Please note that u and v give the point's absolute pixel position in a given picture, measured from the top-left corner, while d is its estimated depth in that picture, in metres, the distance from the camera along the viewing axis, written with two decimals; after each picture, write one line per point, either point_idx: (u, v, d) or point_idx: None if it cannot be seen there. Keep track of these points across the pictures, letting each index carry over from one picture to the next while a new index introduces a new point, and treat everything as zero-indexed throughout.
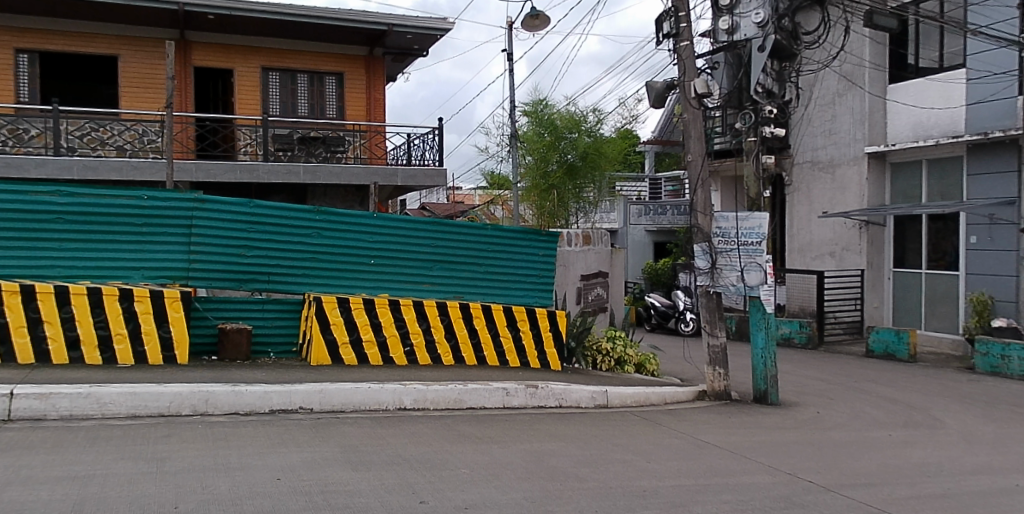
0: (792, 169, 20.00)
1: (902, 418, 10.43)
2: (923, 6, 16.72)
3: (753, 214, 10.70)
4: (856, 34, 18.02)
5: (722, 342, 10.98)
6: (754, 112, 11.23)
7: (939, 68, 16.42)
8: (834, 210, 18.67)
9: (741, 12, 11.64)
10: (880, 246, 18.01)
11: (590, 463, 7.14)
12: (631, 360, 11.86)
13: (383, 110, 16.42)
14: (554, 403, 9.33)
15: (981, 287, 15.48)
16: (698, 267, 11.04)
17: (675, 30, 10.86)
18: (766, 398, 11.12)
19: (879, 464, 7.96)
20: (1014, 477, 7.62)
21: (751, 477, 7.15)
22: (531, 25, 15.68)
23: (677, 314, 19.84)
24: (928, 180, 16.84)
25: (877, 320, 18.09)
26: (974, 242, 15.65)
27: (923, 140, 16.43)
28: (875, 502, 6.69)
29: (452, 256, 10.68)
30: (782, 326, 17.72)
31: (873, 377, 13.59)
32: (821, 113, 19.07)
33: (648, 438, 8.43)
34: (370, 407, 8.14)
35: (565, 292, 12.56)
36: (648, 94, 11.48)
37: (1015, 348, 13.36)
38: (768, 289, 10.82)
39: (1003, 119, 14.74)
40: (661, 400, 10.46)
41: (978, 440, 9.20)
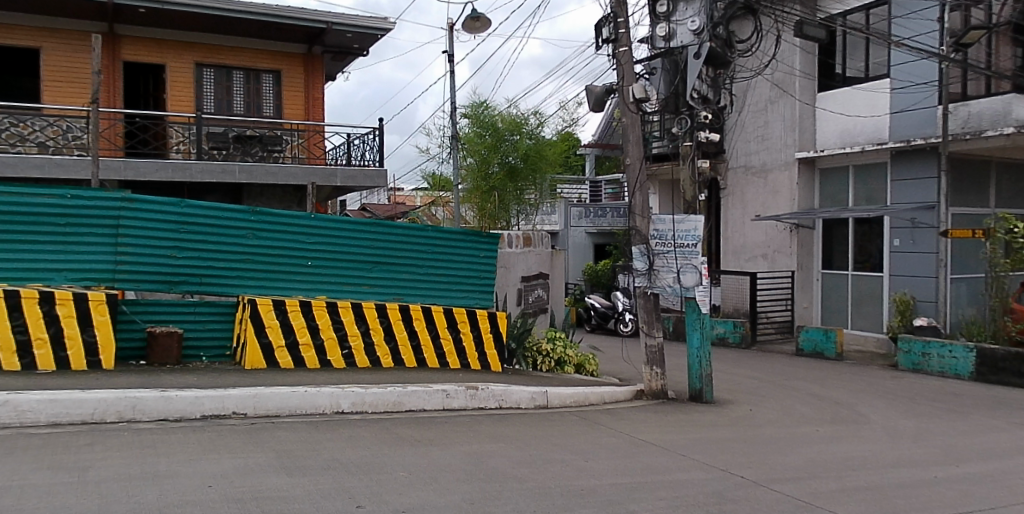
0: (726, 173, 20.45)
1: (829, 414, 10.81)
2: (851, 18, 17.33)
3: (689, 216, 10.96)
4: (788, 44, 18.55)
5: (660, 343, 11.16)
6: (690, 117, 11.48)
7: (864, 77, 17.05)
8: (767, 213, 19.18)
9: (678, 20, 11.80)
10: (810, 249, 18.57)
11: (530, 463, 7.21)
12: (571, 361, 12.00)
13: (321, 109, 16.24)
14: (494, 404, 9.38)
15: (904, 288, 16.16)
16: (635, 268, 11.25)
17: (613, 36, 11.02)
18: (702, 396, 11.37)
19: (808, 459, 8.24)
20: (935, 470, 7.96)
21: (686, 474, 7.32)
22: (472, 27, 15.70)
23: (616, 315, 20.10)
24: (855, 185, 17.46)
25: (807, 320, 18.66)
26: (897, 245, 16.32)
27: (850, 146, 17.05)
28: (803, 496, 6.92)
29: (392, 257, 10.62)
30: (717, 326, 18.13)
31: (804, 375, 14.02)
32: (754, 119, 19.55)
33: (586, 438, 8.54)
34: (306, 411, 8.04)
35: (505, 293, 12.65)
36: (587, 97, 11.64)
37: (934, 346, 14.01)
38: (704, 290, 11.03)
39: (925, 128, 15.50)
40: (600, 400, 10.59)
41: (900, 435, 9.60)
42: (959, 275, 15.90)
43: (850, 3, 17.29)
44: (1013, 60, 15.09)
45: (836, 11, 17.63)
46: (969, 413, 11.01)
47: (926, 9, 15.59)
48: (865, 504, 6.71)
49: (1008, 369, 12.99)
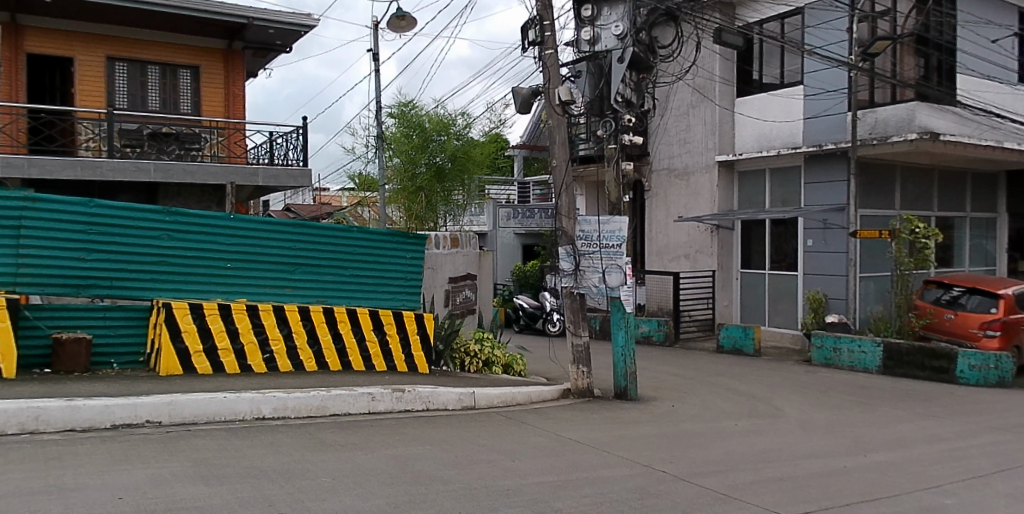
0: (651, 175, 20.86)
1: (747, 408, 11.16)
2: (767, 26, 17.94)
3: (614, 217, 11.17)
4: (707, 50, 19.06)
5: (586, 342, 11.32)
6: (614, 120, 11.69)
7: (779, 84, 17.68)
8: (689, 214, 19.66)
9: (602, 24, 11.94)
10: (730, 249, 19.11)
11: (455, 465, 7.22)
12: (498, 361, 12.07)
13: (241, 107, 15.91)
14: (420, 406, 9.36)
15: (817, 286, 16.81)
16: (562, 269, 11.39)
17: (540, 38, 11.14)
18: (626, 394, 11.58)
19: (727, 453, 8.50)
20: (844, 459, 8.33)
21: (610, 471, 7.46)
22: (398, 26, 15.60)
23: (544, 315, 20.27)
24: (771, 188, 18.07)
25: (727, 318, 19.18)
26: (811, 245, 16.98)
27: (767, 149, 17.64)
28: (722, 488, 7.14)
29: (315, 259, 10.48)
30: (641, 325, 18.47)
31: (723, 371, 14.44)
32: (676, 122, 20.00)
33: (512, 437, 8.61)
34: (225, 417, 7.87)
35: (433, 294, 12.56)
36: (514, 99, 11.71)
37: (845, 341, 14.63)
38: (628, 289, 11.25)
39: (835, 134, 16.23)
40: (527, 399, 10.66)
41: (813, 427, 9.99)
42: (868, 273, 16.65)
43: (766, 12, 17.91)
44: (916, 70, 15.83)
45: (753, 19, 18.22)
46: (876, 405, 11.55)
47: (836, 19, 16.29)
48: (779, 495, 6.98)
49: (912, 362, 13.72)
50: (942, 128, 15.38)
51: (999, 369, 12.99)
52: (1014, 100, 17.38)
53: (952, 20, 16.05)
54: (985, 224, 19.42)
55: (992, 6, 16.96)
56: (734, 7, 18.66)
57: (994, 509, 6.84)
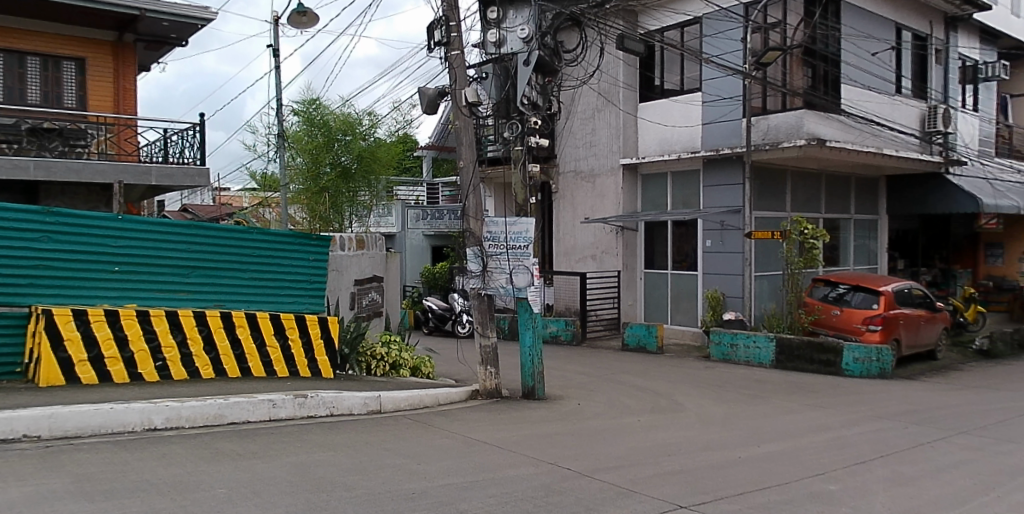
0: (558, 177, 21.15)
1: (649, 404, 11.45)
2: (668, 35, 18.49)
3: (521, 219, 11.28)
4: (611, 56, 19.41)
5: (493, 342, 11.35)
6: (520, 122, 11.73)
7: (679, 90, 18.24)
8: (595, 216, 20.01)
9: (508, 26, 12.04)
10: (634, 250, 19.54)
11: (359, 470, 7.13)
12: (406, 364, 12.02)
13: (132, 102, 15.28)
14: (324, 412, 9.19)
15: (716, 285, 17.42)
16: (470, 270, 11.39)
17: (446, 39, 11.10)
18: (534, 393, 11.65)
19: (629, 448, 8.70)
20: (739, 451, 8.66)
21: (516, 470, 7.52)
22: (299, 22, 15.26)
23: (454, 317, 20.23)
24: (672, 190, 18.64)
25: (631, 316, 19.61)
26: (709, 245, 17.59)
27: (668, 154, 18.23)
28: (624, 483, 7.31)
29: (211, 262, 10.11)
30: (550, 325, 18.66)
31: (628, 369, 14.77)
32: (582, 126, 20.33)
33: (419, 441, 8.56)
34: (112, 430, 7.52)
35: (338, 297, 12.31)
36: (420, 99, 11.65)
37: (741, 337, 15.22)
38: (535, 290, 11.34)
39: (732, 139, 16.90)
40: (435, 401, 10.61)
41: (711, 420, 10.35)
42: (763, 272, 17.38)
43: (666, 20, 18.46)
44: (804, 80, 16.62)
45: (654, 27, 18.75)
46: (770, 397, 12.06)
47: (731, 29, 16.99)
48: (678, 487, 7.19)
49: (802, 356, 14.41)
50: (827, 135, 16.27)
51: (880, 361, 13.75)
52: (893, 109, 18.49)
53: (836, 33, 16.97)
54: (868, 225, 20.59)
55: (873, 21, 18.00)
56: (636, 15, 19.14)
57: (875, 492, 7.25)
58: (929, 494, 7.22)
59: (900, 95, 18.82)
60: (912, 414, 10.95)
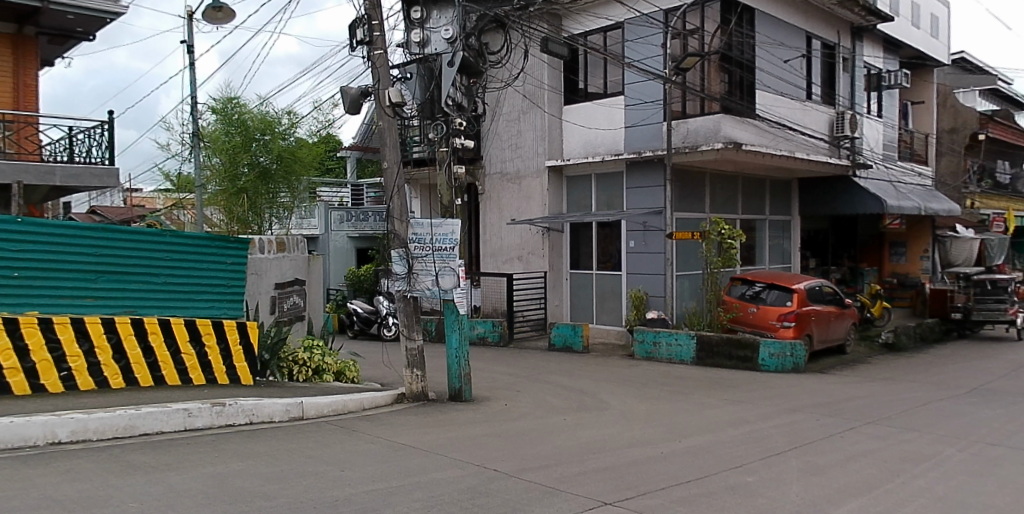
0: (484, 179, 21.13)
1: (575, 403, 11.54)
2: (591, 39, 18.70)
3: (446, 220, 11.22)
4: (535, 58, 19.46)
5: (419, 345, 11.22)
6: (445, 123, 11.70)
7: (603, 93, 18.48)
8: (521, 217, 20.06)
9: (432, 27, 11.92)
10: (560, 251, 19.67)
11: (280, 479, 6.94)
12: (330, 368, 11.80)
13: (33, 98, 14.53)
14: (243, 420, 8.92)
15: (639, 284, 17.72)
16: (394, 272, 11.25)
17: (368, 38, 10.92)
18: (460, 395, 11.57)
19: (556, 447, 8.73)
20: (662, 446, 8.80)
21: (442, 473, 7.45)
22: (214, 18, 14.80)
23: (379, 320, 19.95)
24: (597, 192, 18.90)
25: (557, 317, 19.72)
26: (633, 246, 17.87)
27: (592, 156, 18.45)
28: (550, 482, 7.33)
29: (121, 266, 9.67)
30: (476, 326, 18.57)
31: (554, 368, 14.85)
32: (507, 127, 20.37)
33: (342, 446, 8.39)
34: (11, 444, 7.14)
35: (257, 301, 11.98)
36: (342, 99, 11.41)
37: (663, 335, 15.49)
38: (461, 292, 11.30)
39: (653, 141, 17.22)
40: (359, 406, 10.42)
41: (635, 417, 10.49)
42: (683, 272, 17.77)
43: (589, 24, 18.67)
44: (722, 85, 17.06)
45: (577, 31, 18.94)
46: (691, 393, 12.31)
47: (652, 35, 17.32)
48: (603, 484, 7.26)
49: (721, 353, 14.77)
50: (743, 138, 16.74)
51: (794, 356, 14.35)
52: (804, 114, 19.16)
53: (750, 40, 17.48)
54: (782, 225, 21.29)
55: (785, 29, 18.61)
56: (559, 19, 19.28)
57: (790, 483, 7.47)
58: (841, 483, 7.49)
59: (811, 101, 19.51)
60: (824, 406, 11.36)
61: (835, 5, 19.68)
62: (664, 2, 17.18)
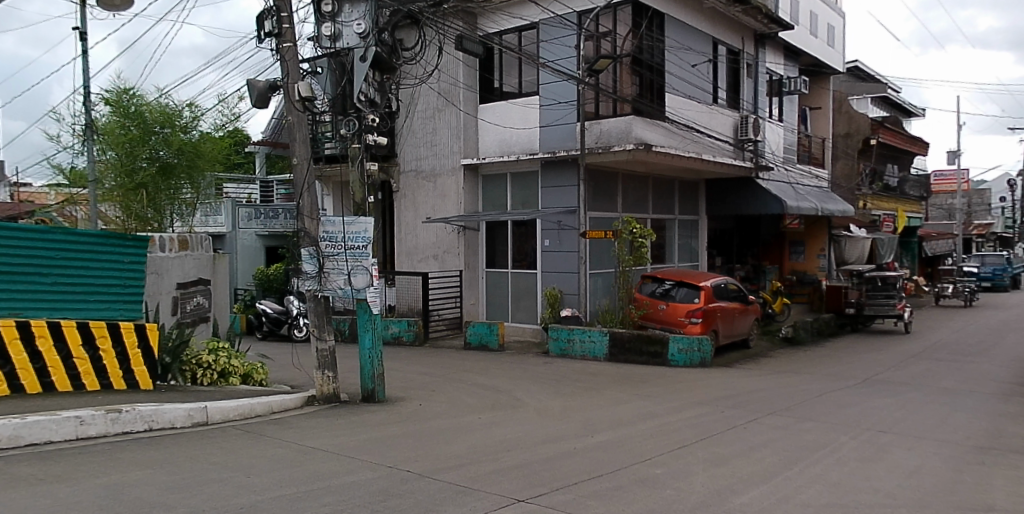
0: (398, 177, 20.88)
1: (489, 401, 11.50)
2: (506, 38, 18.70)
3: (359, 218, 10.97)
4: (449, 56, 19.33)
5: (331, 346, 10.94)
6: (357, 119, 11.40)
7: (518, 93, 18.52)
8: (436, 216, 19.90)
9: (344, 20, 11.64)
10: (475, 249, 19.58)
11: (181, 487, 6.63)
12: (236, 371, 11.38)
13: None
14: (142, 427, 8.50)
15: (554, 282, 17.85)
16: (304, 272, 10.90)
17: (277, 30, 10.58)
18: (374, 396, 11.30)
19: (470, 446, 8.66)
20: (575, 442, 8.86)
21: (353, 476, 7.27)
22: (110, 4, 14.05)
23: (289, 320, 19.43)
24: (511, 191, 18.94)
25: (472, 315, 19.62)
26: (547, 245, 17.99)
27: (506, 155, 18.49)
28: (464, 481, 7.25)
29: (8, 266, 9.04)
30: (391, 325, 18.25)
31: (469, 367, 14.78)
32: (422, 125, 20.18)
33: (249, 452, 8.09)
34: None
35: (158, 302, 11.42)
36: (249, 92, 10.98)
37: (577, 332, 15.59)
38: (374, 291, 11.09)
39: (567, 142, 17.41)
40: (268, 410, 10.06)
41: (548, 414, 10.52)
42: (597, 270, 18.01)
43: (504, 24, 18.67)
44: (633, 87, 17.34)
45: (492, 30, 18.90)
46: (604, 389, 12.47)
47: (566, 36, 17.49)
48: (516, 482, 7.23)
49: (633, 349, 15.04)
50: (653, 140, 17.12)
51: (701, 351, 14.65)
52: (711, 117, 19.72)
53: (660, 44, 17.86)
54: (690, 225, 21.83)
55: (693, 34, 19.08)
56: (474, 17, 19.19)
57: (697, 474, 7.63)
58: (746, 473, 7.69)
59: (717, 105, 20.07)
60: (730, 399, 11.69)
61: (740, 13, 20.31)
62: (577, 4, 17.37)
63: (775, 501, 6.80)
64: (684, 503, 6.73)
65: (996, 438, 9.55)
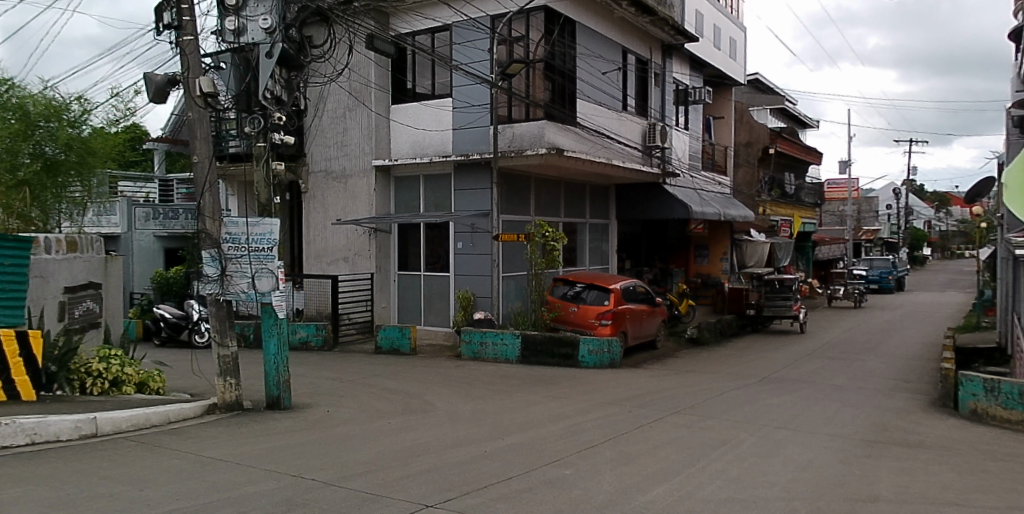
0: (307, 177, 20.39)
1: (399, 406, 11.31)
2: (418, 39, 18.53)
3: (263, 219, 10.58)
4: (361, 55, 19.01)
5: (233, 352, 10.53)
6: (262, 117, 11.02)
7: (431, 94, 18.37)
8: (346, 217, 19.50)
9: (249, 15, 11.23)
10: (387, 251, 19.27)
11: (68, 504, 6.25)
12: (130, 380, 10.78)
13: None
14: (23, 441, 8.01)
15: (467, 285, 17.82)
16: (205, 275, 10.44)
17: (177, 22, 10.11)
18: (279, 403, 10.91)
19: (378, 452, 8.49)
20: (485, 445, 8.81)
21: (255, 486, 7.01)
22: None
23: (190, 326, 18.65)
24: (424, 193, 18.77)
25: (384, 319, 19.30)
26: (460, 248, 17.95)
27: (419, 157, 18.29)
28: (371, 488, 7.08)
29: None
30: (298, 330, 17.69)
31: (378, 372, 14.52)
32: (332, 125, 19.75)
33: (142, 464, 7.70)
34: None
35: (41, 307, 10.75)
36: (146, 86, 10.47)
37: (489, 334, 15.55)
38: (280, 294, 10.73)
39: (480, 145, 17.40)
40: (164, 419, 9.57)
41: (459, 418, 10.43)
42: (509, 273, 18.04)
43: (416, 25, 18.48)
44: (546, 92, 17.44)
45: (404, 30, 18.68)
46: (514, 391, 12.45)
47: (479, 40, 17.49)
48: (426, 487, 7.12)
49: (544, 351, 15.09)
50: (565, 144, 17.30)
51: (611, 352, 14.92)
52: (620, 124, 20.06)
53: (572, 51, 18.04)
54: (601, 229, 22.13)
55: (603, 42, 19.39)
56: (386, 17, 18.91)
57: (604, 473, 7.69)
58: (652, 470, 7.82)
59: (626, 112, 20.44)
60: (637, 399, 11.86)
61: (649, 23, 20.76)
62: (489, 8, 17.43)
63: (679, 497, 6.93)
64: (592, 502, 6.78)
65: (882, 432, 10.04)
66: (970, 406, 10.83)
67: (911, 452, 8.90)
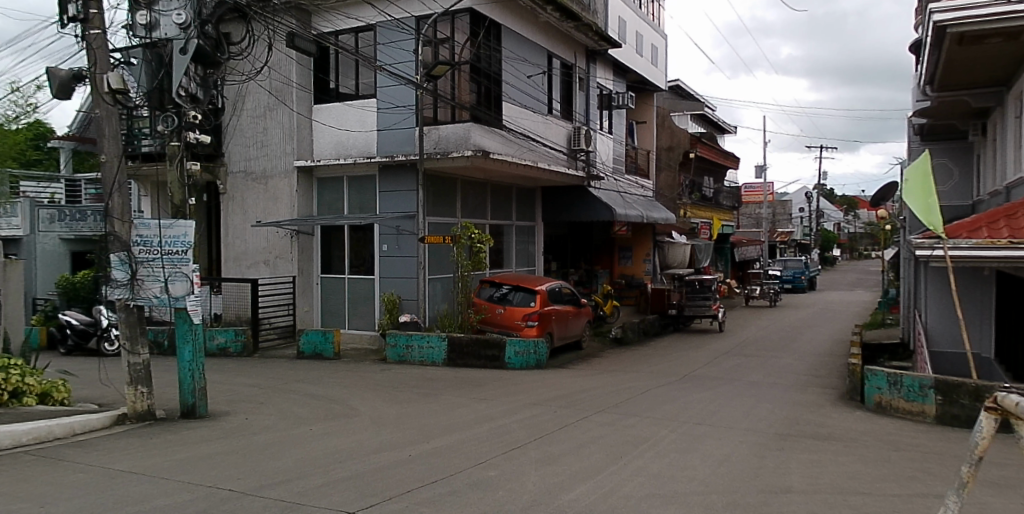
0: (226, 177, 19.81)
1: (321, 411, 11.08)
2: (341, 38, 18.22)
3: (177, 221, 10.18)
4: (282, 54, 18.58)
5: (144, 359, 10.12)
6: (176, 115, 10.57)
7: (354, 95, 18.11)
8: (266, 219, 19.03)
9: (162, 9, 10.72)
10: (310, 253, 18.88)
11: None
12: (32, 390, 10.23)
13: None
14: None
15: (392, 288, 17.64)
16: (114, 279, 10.01)
17: (82, 14, 9.65)
18: (194, 412, 10.51)
19: (298, 459, 8.29)
20: (408, 449, 8.71)
21: (166, 499, 6.74)
22: None
23: (99, 333, 17.88)
24: (348, 194, 18.45)
25: (306, 322, 18.90)
26: (385, 250, 17.74)
27: (343, 158, 18.00)
28: (289, 496, 6.90)
29: None
30: (216, 336, 17.10)
31: (301, 377, 14.18)
32: (252, 124, 19.25)
33: (44, 478, 7.30)
34: None
35: None
36: (48, 81, 9.96)
37: (415, 337, 15.37)
38: (195, 299, 10.29)
39: (405, 146, 17.26)
40: (68, 431, 9.12)
41: (382, 422, 10.28)
42: (435, 275, 17.91)
43: (339, 24, 18.15)
44: (472, 94, 17.40)
45: (326, 29, 18.33)
46: (439, 394, 12.35)
47: (403, 40, 17.34)
48: (346, 494, 6.98)
49: (470, 353, 15.03)
50: (491, 147, 17.30)
51: (536, 352, 14.99)
52: (545, 127, 20.19)
53: (497, 54, 18.04)
54: (527, 231, 22.19)
55: (528, 46, 19.45)
56: (308, 15, 18.54)
57: (527, 473, 7.70)
58: (575, 470, 7.86)
59: (551, 115, 20.59)
60: (561, 399, 11.93)
61: (573, 28, 20.94)
62: (414, 9, 17.29)
63: (601, 495, 6.99)
64: (515, 503, 6.77)
65: (795, 425, 10.36)
66: (875, 399, 11.32)
67: (822, 444, 9.22)
